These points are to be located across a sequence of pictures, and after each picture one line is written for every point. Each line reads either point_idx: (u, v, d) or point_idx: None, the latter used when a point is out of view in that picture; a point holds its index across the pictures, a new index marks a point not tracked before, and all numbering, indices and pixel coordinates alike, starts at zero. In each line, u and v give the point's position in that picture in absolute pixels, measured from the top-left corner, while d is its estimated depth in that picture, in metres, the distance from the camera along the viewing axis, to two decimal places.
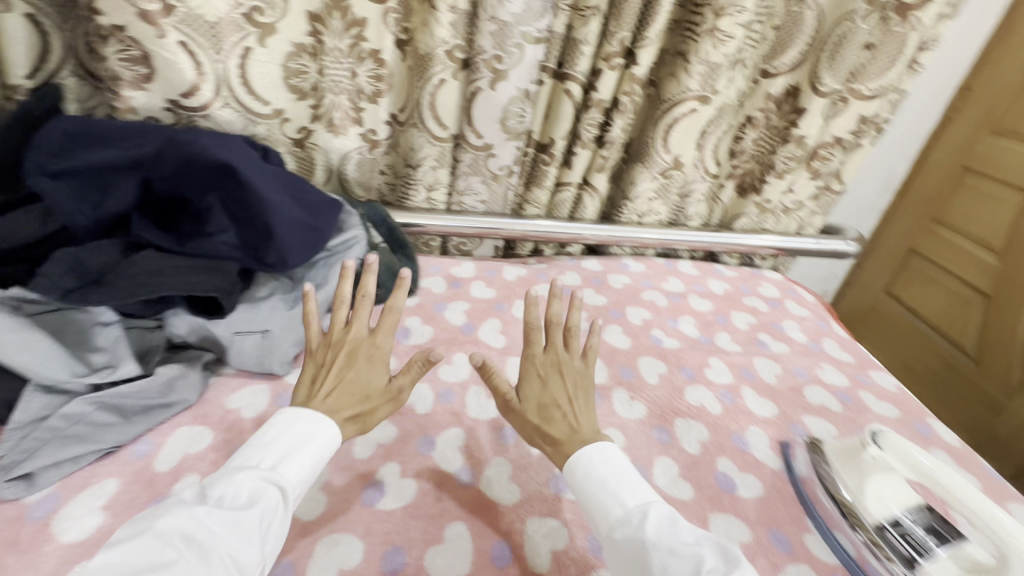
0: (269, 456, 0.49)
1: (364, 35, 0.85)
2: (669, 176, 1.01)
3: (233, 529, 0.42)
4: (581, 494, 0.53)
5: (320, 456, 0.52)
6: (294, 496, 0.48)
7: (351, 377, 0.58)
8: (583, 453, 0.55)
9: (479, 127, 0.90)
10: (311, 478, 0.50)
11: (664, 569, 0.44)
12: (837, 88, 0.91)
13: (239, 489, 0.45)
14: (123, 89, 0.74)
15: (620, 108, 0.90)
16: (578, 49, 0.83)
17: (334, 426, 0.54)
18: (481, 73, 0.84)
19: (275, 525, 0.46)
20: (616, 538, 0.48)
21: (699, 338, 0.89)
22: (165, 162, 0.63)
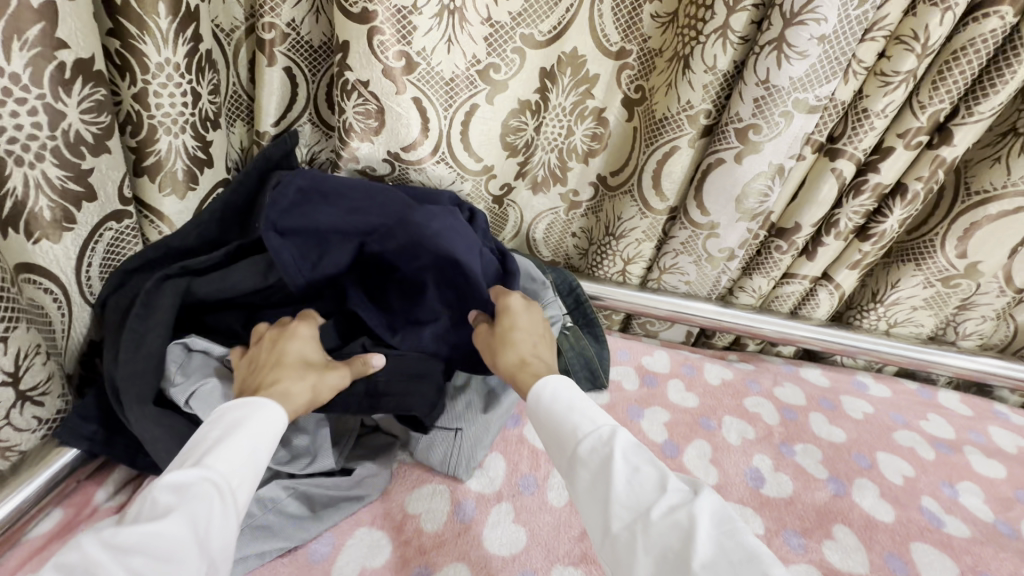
0: (194, 455, 0.43)
1: (591, 94, 0.77)
2: (952, 286, 0.77)
3: (154, 540, 0.36)
4: (543, 414, 0.50)
5: (264, 441, 0.45)
6: (232, 487, 0.42)
7: (279, 356, 0.53)
8: (548, 381, 0.52)
9: (707, 205, 0.76)
10: (259, 468, 0.44)
11: (634, 484, 0.43)
12: None
13: (154, 497, 0.39)
14: (352, 140, 0.75)
15: (905, 196, 0.70)
16: (867, 122, 0.65)
17: (272, 406, 0.47)
18: (727, 144, 0.70)
19: (217, 523, 0.40)
20: (582, 453, 0.46)
21: (995, 525, 0.64)
22: (393, 239, 0.59)
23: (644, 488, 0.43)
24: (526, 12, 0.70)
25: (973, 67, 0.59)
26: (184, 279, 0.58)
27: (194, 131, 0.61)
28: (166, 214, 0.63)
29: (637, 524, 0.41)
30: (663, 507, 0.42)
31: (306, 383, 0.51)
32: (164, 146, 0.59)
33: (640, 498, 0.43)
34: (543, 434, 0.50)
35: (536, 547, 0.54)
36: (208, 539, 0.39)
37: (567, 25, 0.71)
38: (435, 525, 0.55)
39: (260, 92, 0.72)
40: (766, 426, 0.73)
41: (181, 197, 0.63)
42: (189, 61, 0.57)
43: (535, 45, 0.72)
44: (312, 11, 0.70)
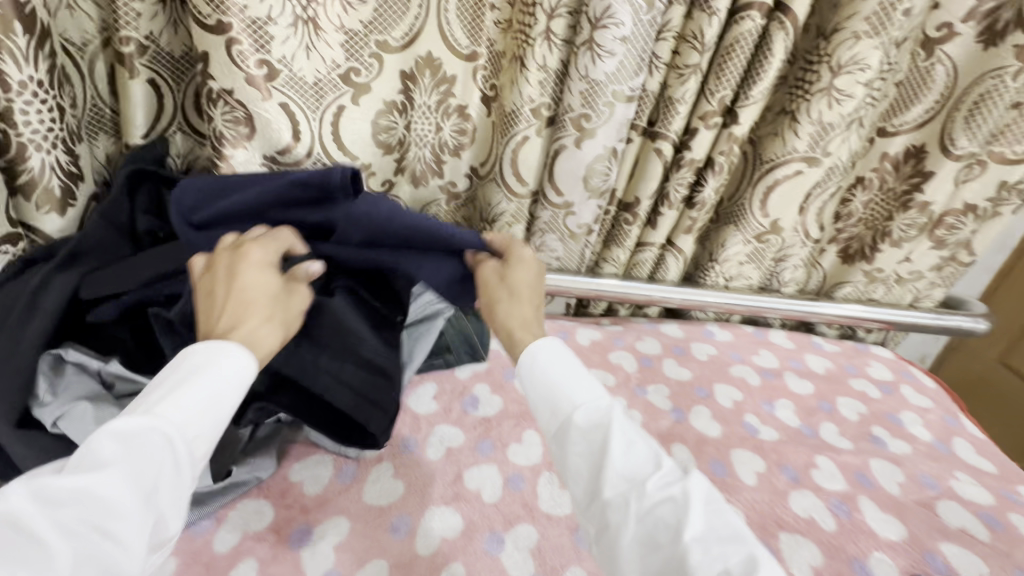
0: (148, 399, 0.43)
1: (452, 92, 0.85)
2: (765, 241, 0.93)
3: (89, 496, 0.37)
4: (541, 378, 0.52)
5: (227, 389, 0.46)
6: (186, 438, 0.42)
7: (239, 287, 0.52)
8: (540, 346, 0.54)
9: (561, 186, 0.86)
10: (218, 418, 0.45)
11: (629, 457, 0.47)
12: (973, 151, 0.80)
13: (100, 445, 0.39)
14: (225, 147, 0.77)
15: (714, 168, 0.84)
16: (674, 107, 0.78)
17: (240, 351, 0.47)
18: (567, 131, 0.81)
19: (166, 474, 0.41)
20: (579, 421, 0.49)
21: (801, 429, 0.78)
22: (353, 228, 0.62)
23: (639, 463, 0.47)
24: (377, 20, 0.77)
25: (742, 60, 0.74)
26: (75, 277, 0.62)
27: (64, 146, 0.64)
28: (44, 230, 0.66)
29: (632, 494, 0.45)
30: (659, 482, 0.46)
31: (272, 325, 0.52)
32: (37, 163, 0.62)
33: (636, 471, 0.46)
34: (536, 397, 0.53)
35: (413, 495, 0.61)
36: (154, 492, 0.40)
37: (419, 31, 0.79)
38: (317, 488, 0.61)
39: (126, 104, 0.73)
40: (625, 374, 0.84)
41: (61, 213, 0.67)
42: (51, 78, 0.61)
43: (391, 49, 0.79)
44: (170, 23, 0.72)
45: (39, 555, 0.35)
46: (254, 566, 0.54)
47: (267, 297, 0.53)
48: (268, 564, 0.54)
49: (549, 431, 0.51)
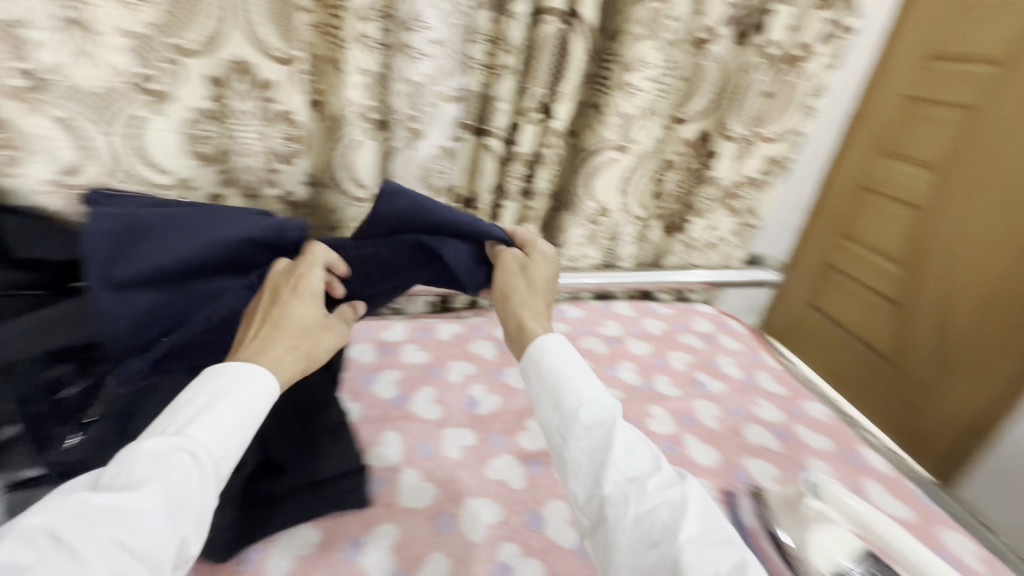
0: (175, 422, 0.45)
1: (273, 97, 0.80)
2: (598, 223, 1.02)
3: (117, 515, 0.39)
4: (545, 373, 0.57)
5: (248, 411, 0.48)
6: (213, 459, 0.44)
7: (279, 311, 0.55)
8: (547, 343, 0.59)
9: (401, 186, 0.87)
10: (239, 439, 0.47)
11: (631, 457, 0.50)
12: (743, 134, 0.96)
13: (132, 465, 0.41)
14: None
15: (543, 160, 0.90)
16: (496, 106, 0.83)
17: (261, 371, 0.50)
18: (397, 132, 0.82)
19: (191, 494, 0.43)
20: (582, 417, 0.53)
21: (639, 384, 0.89)
22: (379, 223, 0.68)
23: (638, 463, 0.50)
24: (166, 22, 0.70)
25: (548, 61, 0.81)
26: None
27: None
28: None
29: (631, 492, 0.48)
30: (658, 482, 0.49)
31: (295, 352, 0.54)
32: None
33: (633, 470, 0.50)
34: (544, 392, 0.57)
35: (259, 517, 0.57)
36: (176, 511, 0.42)
37: (221, 34, 0.74)
38: None
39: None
40: (486, 361, 0.88)
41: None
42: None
43: (190, 53, 0.73)
44: None
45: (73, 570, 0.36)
46: None
47: (304, 327, 0.56)
48: None
49: (554, 425, 0.55)
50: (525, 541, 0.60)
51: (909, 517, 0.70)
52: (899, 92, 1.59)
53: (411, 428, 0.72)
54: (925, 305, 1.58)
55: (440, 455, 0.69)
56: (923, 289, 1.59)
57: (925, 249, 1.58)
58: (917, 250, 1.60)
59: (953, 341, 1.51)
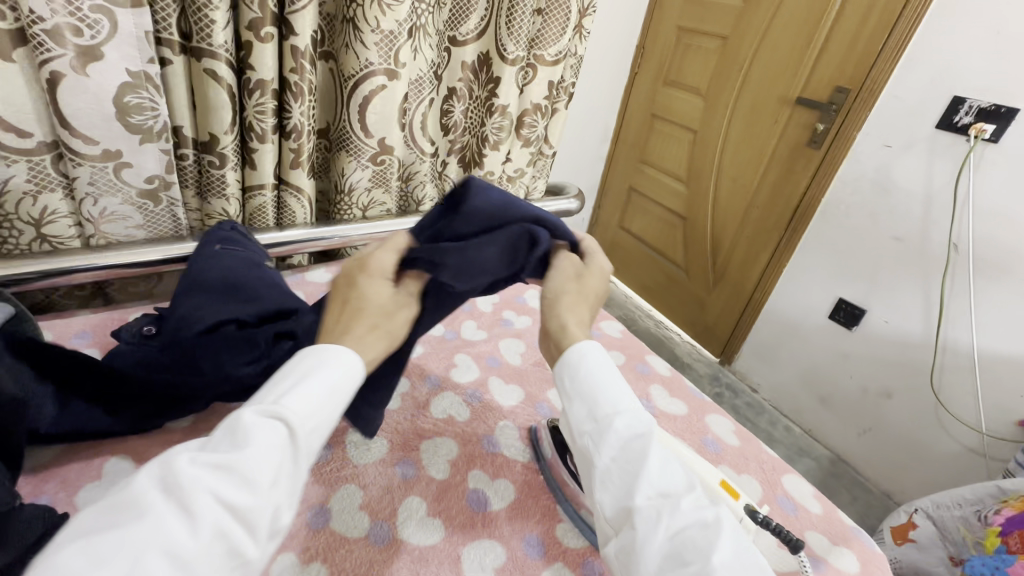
0: (278, 386, 0.39)
1: None
2: (382, 163, 0.88)
3: (227, 473, 0.34)
4: (581, 376, 0.48)
5: (343, 386, 0.42)
6: (311, 432, 0.39)
7: (355, 298, 0.49)
8: (589, 345, 0.50)
9: (83, 130, 0.64)
10: (332, 415, 0.41)
11: (666, 472, 0.43)
12: (521, 55, 0.91)
13: (235, 425, 0.36)
14: None
15: (292, 89, 0.74)
16: (207, 15, 0.65)
17: (346, 348, 0.44)
18: (50, 52, 0.58)
19: (285, 467, 0.37)
20: (617, 425, 0.44)
21: (443, 334, 0.83)
22: (466, 223, 0.57)
23: (670, 480, 0.43)
24: None
25: None
26: None
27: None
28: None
29: (664, 508, 0.41)
30: (691, 504, 0.41)
31: (375, 334, 0.48)
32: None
33: (671, 491, 0.42)
34: (575, 390, 0.48)
35: None
36: (277, 483, 0.36)
37: None
38: None
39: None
40: None
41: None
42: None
43: None
44: None
45: (174, 533, 0.31)
46: None
47: (383, 309, 0.49)
48: None
49: (583, 431, 0.46)
50: (305, 545, 0.51)
51: (682, 412, 0.77)
52: (674, 23, 1.74)
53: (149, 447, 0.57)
54: (705, 216, 1.81)
55: None
56: (702, 202, 1.81)
57: (700, 165, 1.79)
58: (694, 167, 1.81)
59: (725, 244, 1.76)
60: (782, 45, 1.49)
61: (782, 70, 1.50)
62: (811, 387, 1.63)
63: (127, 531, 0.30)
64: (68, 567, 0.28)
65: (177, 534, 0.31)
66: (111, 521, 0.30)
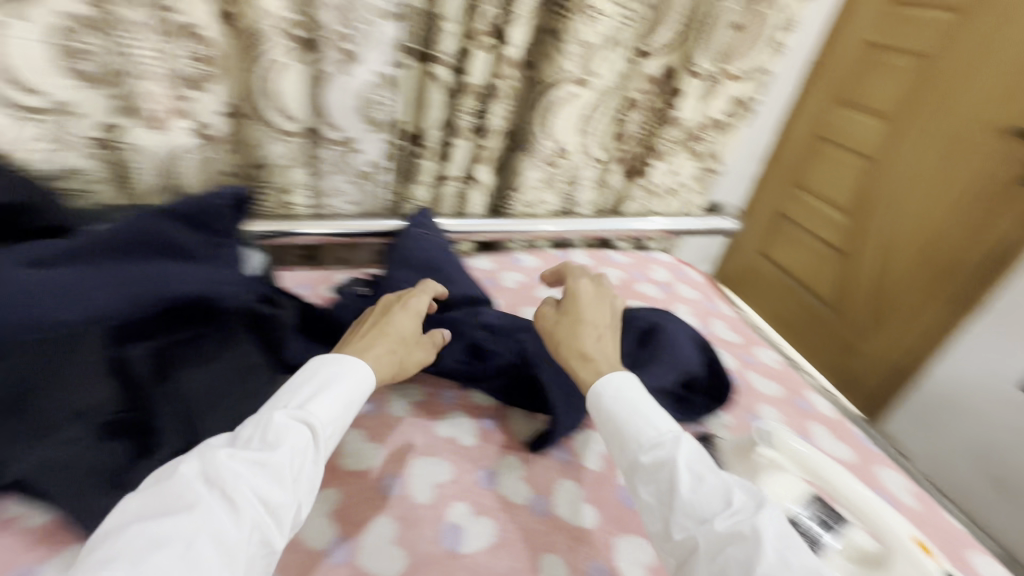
0: (297, 397, 0.49)
1: (172, 6, 0.67)
2: (558, 165, 0.95)
3: (262, 471, 0.43)
4: (608, 422, 0.54)
5: (353, 396, 0.52)
6: (327, 435, 0.49)
7: (388, 322, 0.61)
8: (611, 381, 0.56)
9: (334, 119, 0.77)
10: (346, 421, 0.51)
11: (702, 492, 0.47)
12: (710, 69, 0.90)
13: (265, 430, 0.45)
14: None
15: (496, 93, 0.82)
16: (441, 26, 0.73)
17: (355, 359, 0.54)
18: (326, 55, 0.71)
19: (306, 465, 0.46)
20: (643, 461, 0.50)
21: None
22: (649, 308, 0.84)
23: (708, 502, 0.46)
24: None
25: None
26: None
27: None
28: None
29: (700, 534, 0.45)
30: (726, 518, 0.45)
31: (391, 357, 0.58)
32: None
33: (703, 509, 0.46)
34: (607, 432, 0.55)
35: None
36: (301, 477, 0.45)
37: None
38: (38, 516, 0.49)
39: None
40: None
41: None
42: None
43: None
44: None
45: (220, 517, 0.40)
46: None
47: (404, 338, 0.61)
48: None
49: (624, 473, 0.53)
50: (477, 500, 0.57)
51: (850, 459, 0.72)
52: (861, 38, 1.58)
53: None
54: (871, 253, 1.62)
55: (384, 415, 0.64)
56: (869, 237, 1.62)
57: (873, 196, 1.60)
58: (864, 198, 1.63)
59: (892, 286, 1.56)
60: (1012, 68, 1.28)
61: (998, 96, 1.30)
62: (980, 464, 1.39)
63: (177, 518, 0.39)
64: (138, 542, 0.37)
65: (224, 521, 0.40)
66: (171, 504, 0.39)
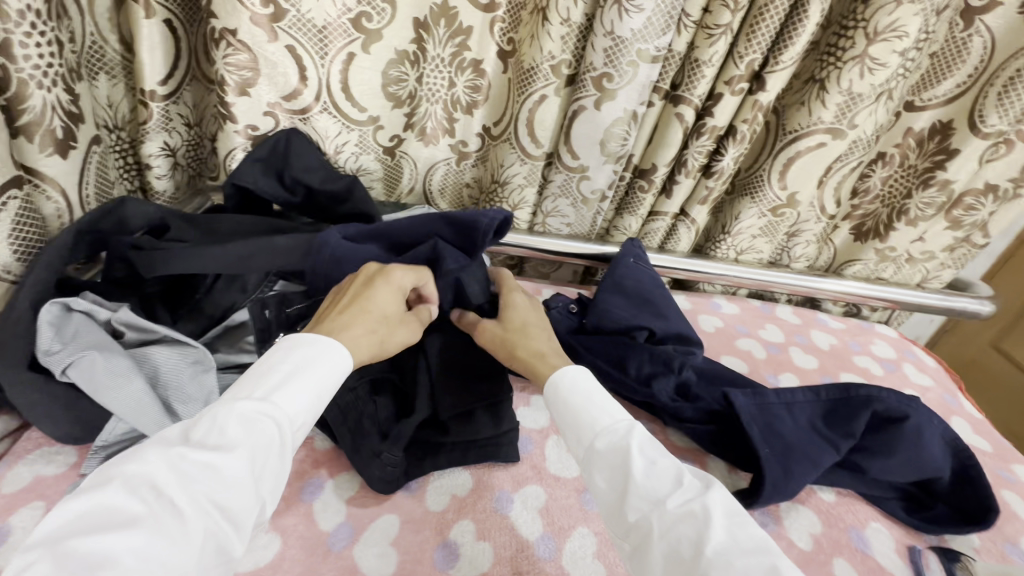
0: (264, 384, 0.47)
1: (467, 45, 0.80)
2: (780, 215, 0.91)
3: (211, 472, 0.41)
4: (566, 408, 0.55)
5: (326, 383, 0.50)
6: (295, 429, 0.46)
7: (367, 298, 0.57)
8: (564, 378, 0.57)
9: (576, 149, 0.84)
10: (315, 411, 0.48)
11: (652, 476, 0.47)
12: (1003, 129, 0.78)
13: (226, 423, 0.43)
14: (228, 120, 0.78)
15: (736, 136, 0.81)
16: (699, 71, 0.75)
17: (337, 343, 0.52)
18: (586, 92, 0.77)
19: (273, 463, 0.45)
20: (599, 447, 0.50)
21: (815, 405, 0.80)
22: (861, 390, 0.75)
23: (658, 484, 0.47)
24: None
25: (774, 20, 0.70)
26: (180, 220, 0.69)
27: (63, 84, 0.59)
28: (43, 172, 0.60)
29: (653, 512, 0.45)
30: (678, 498, 0.45)
31: (371, 337, 0.55)
32: (37, 103, 0.56)
33: (653, 489, 0.46)
34: (562, 423, 0.55)
35: (420, 449, 0.61)
36: (265, 474, 0.44)
37: None
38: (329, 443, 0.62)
39: (139, 48, 0.69)
40: None
41: (64, 156, 0.61)
42: (47, 8, 0.55)
43: None
44: None
45: (180, 523, 0.38)
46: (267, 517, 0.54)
47: (387, 318, 0.57)
48: (282, 515, 0.55)
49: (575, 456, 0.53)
50: None
51: None
52: None
53: None
54: None
55: None
56: None
57: None
58: None
59: None
60: None
61: None
62: None
63: (125, 533, 0.36)
64: (77, 558, 0.34)
65: (172, 534, 0.38)
66: (100, 521, 0.36)
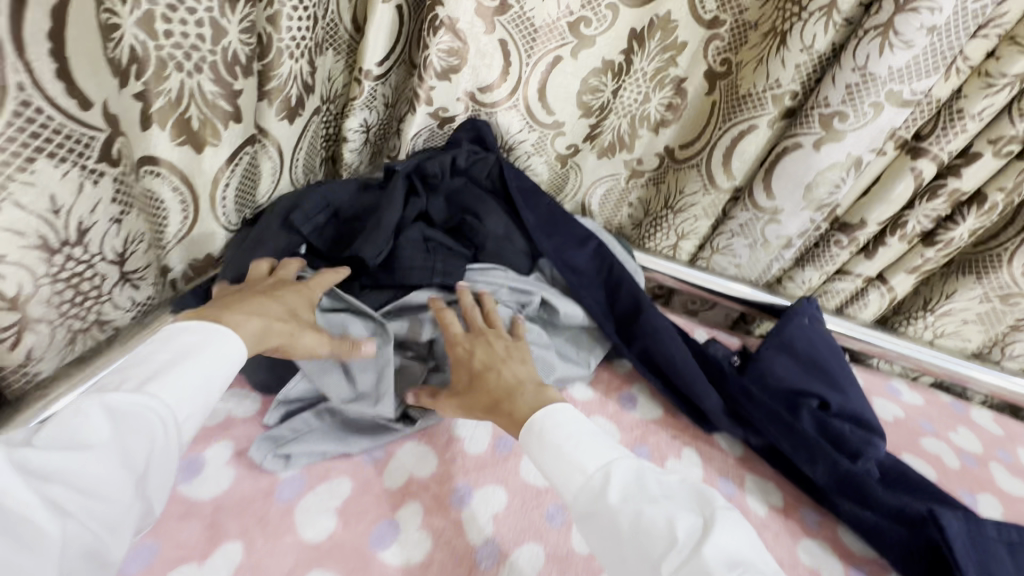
0: (136, 375, 0.44)
1: (676, 61, 0.74)
2: (1010, 304, 0.76)
3: (76, 470, 0.38)
4: (541, 464, 0.52)
5: (215, 373, 0.47)
6: (175, 417, 0.44)
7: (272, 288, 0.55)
8: (534, 425, 0.53)
9: (774, 189, 0.75)
10: (205, 401, 0.46)
11: (636, 532, 0.45)
12: None
13: (93, 414, 0.40)
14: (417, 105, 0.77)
15: (981, 205, 0.69)
16: (958, 125, 0.64)
17: (232, 336, 0.49)
18: (808, 129, 0.69)
19: (158, 452, 0.43)
20: (580, 504, 0.49)
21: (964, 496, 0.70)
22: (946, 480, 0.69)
23: (650, 535, 0.45)
24: None
25: None
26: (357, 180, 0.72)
27: (307, 57, 0.63)
28: (272, 134, 0.63)
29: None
30: (675, 557, 0.43)
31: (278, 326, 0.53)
32: (286, 71, 0.60)
33: (649, 543, 0.44)
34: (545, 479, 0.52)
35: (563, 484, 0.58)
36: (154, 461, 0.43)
37: None
38: (478, 451, 0.59)
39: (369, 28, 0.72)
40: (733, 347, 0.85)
41: (290, 122, 0.65)
42: None
43: (631, 3, 0.69)
44: None
45: (42, 522, 0.36)
46: (417, 513, 0.54)
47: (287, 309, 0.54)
48: (431, 514, 0.54)
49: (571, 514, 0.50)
50: None
51: None
52: None
53: (714, 454, 0.65)
54: None
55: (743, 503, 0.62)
56: None
57: None
58: None
59: None
60: None
61: None
62: None
63: None
64: None
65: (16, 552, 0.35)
66: None
